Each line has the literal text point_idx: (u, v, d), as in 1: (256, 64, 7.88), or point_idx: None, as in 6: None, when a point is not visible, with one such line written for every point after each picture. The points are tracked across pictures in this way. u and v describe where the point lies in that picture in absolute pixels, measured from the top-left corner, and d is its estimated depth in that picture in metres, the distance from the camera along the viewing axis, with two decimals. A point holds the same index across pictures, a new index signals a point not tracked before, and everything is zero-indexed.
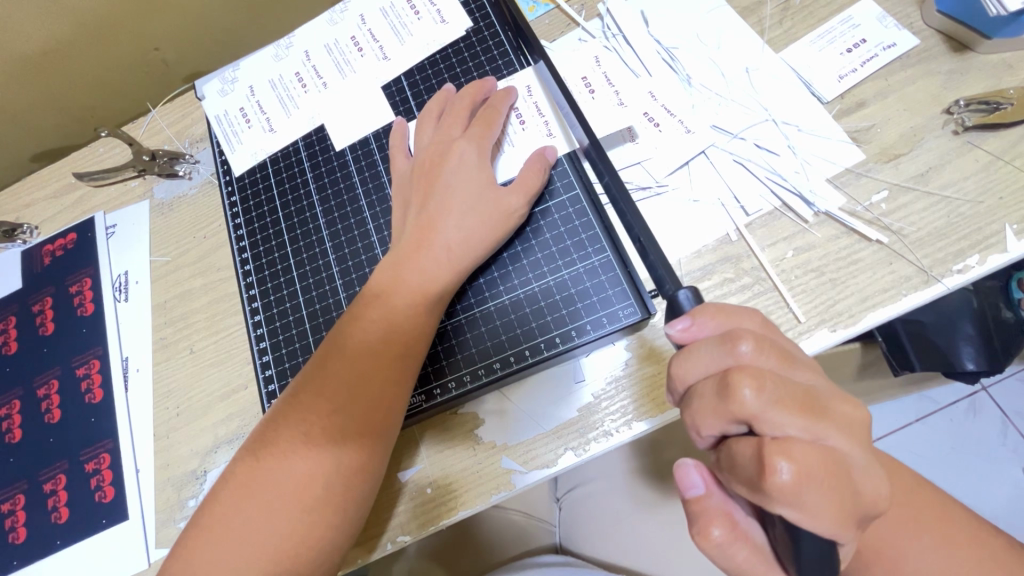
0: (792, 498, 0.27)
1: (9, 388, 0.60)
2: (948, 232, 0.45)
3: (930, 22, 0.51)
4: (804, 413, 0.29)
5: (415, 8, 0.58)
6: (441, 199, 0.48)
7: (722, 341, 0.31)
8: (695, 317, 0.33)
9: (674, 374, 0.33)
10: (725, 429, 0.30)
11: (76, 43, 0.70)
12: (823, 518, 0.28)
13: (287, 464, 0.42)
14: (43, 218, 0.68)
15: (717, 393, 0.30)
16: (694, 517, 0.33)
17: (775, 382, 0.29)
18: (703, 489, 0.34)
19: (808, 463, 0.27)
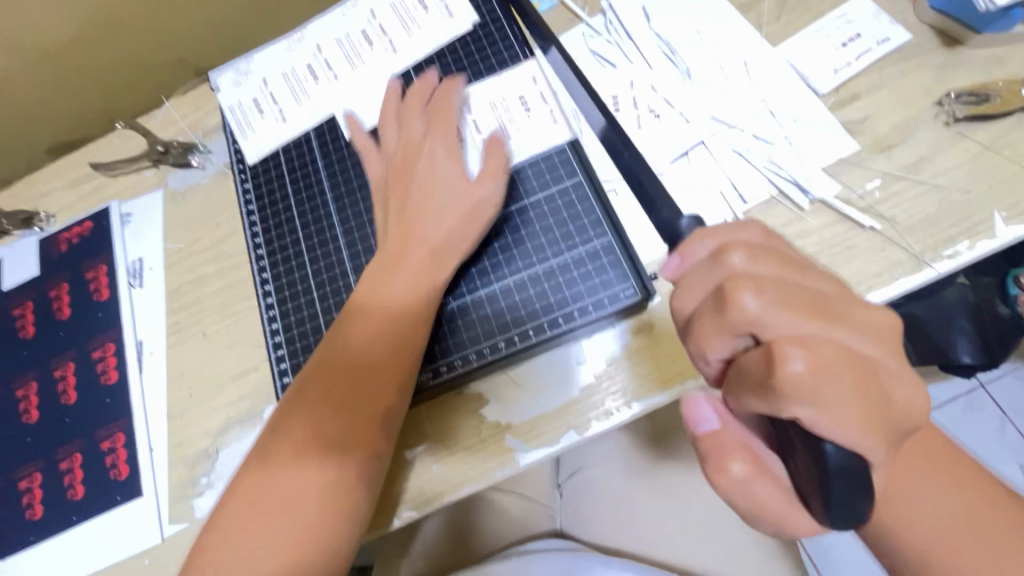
0: (811, 396, 0.26)
1: (26, 370, 0.62)
2: (939, 219, 0.47)
3: (923, 18, 0.52)
4: (810, 312, 0.28)
5: (424, 2, 0.60)
6: (417, 196, 0.50)
7: (712, 259, 0.31)
8: (684, 252, 0.33)
9: (672, 306, 0.33)
10: (732, 346, 0.30)
11: (92, 37, 0.72)
12: (845, 416, 0.26)
13: (295, 454, 0.44)
14: (60, 206, 0.70)
15: (716, 306, 0.29)
16: (707, 452, 0.32)
17: (775, 285, 0.28)
18: (718, 424, 0.32)
19: (821, 356, 0.26)
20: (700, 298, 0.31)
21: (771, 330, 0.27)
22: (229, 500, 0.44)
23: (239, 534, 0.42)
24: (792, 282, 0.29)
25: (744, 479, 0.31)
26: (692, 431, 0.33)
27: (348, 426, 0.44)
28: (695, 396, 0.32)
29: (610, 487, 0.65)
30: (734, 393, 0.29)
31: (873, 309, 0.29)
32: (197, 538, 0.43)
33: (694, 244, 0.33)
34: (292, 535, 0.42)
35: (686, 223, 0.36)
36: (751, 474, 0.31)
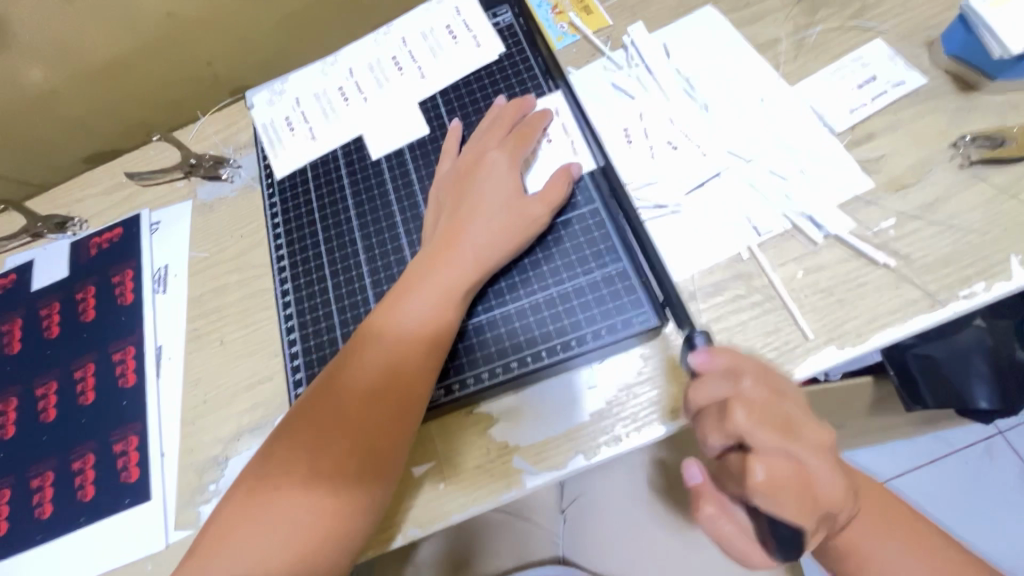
0: (767, 495, 0.33)
1: (47, 369, 0.63)
2: (954, 259, 0.47)
3: (938, 62, 0.54)
4: (781, 432, 0.34)
5: (453, 32, 0.63)
6: (472, 206, 0.51)
7: (726, 375, 0.37)
8: (701, 359, 0.38)
9: (688, 396, 0.38)
10: (722, 445, 0.35)
11: (136, 54, 0.76)
12: (792, 515, 0.33)
13: (319, 458, 0.43)
14: (93, 212, 0.73)
15: (716, 414, 0.35)
16: (689, 500, 0.38)
17: (760, 411, 0.34)
18: (702, 480, 0.37)
19: (778, 476, 0.33)
20: (707, 401, 0.36)
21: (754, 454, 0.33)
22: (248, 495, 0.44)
23: (258, 543, 0.41)
24: (777, 406, 0.35)
25: (732, 534, 0.36)
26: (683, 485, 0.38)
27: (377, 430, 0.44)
28: (688, 456, 0.38)
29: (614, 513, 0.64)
30: (730, 482, 0.36)
31: (823, 430, 0.36)
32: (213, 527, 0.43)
33: (711, 358, 0.38)
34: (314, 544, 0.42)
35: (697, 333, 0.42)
36: (720, 517, 0.36)
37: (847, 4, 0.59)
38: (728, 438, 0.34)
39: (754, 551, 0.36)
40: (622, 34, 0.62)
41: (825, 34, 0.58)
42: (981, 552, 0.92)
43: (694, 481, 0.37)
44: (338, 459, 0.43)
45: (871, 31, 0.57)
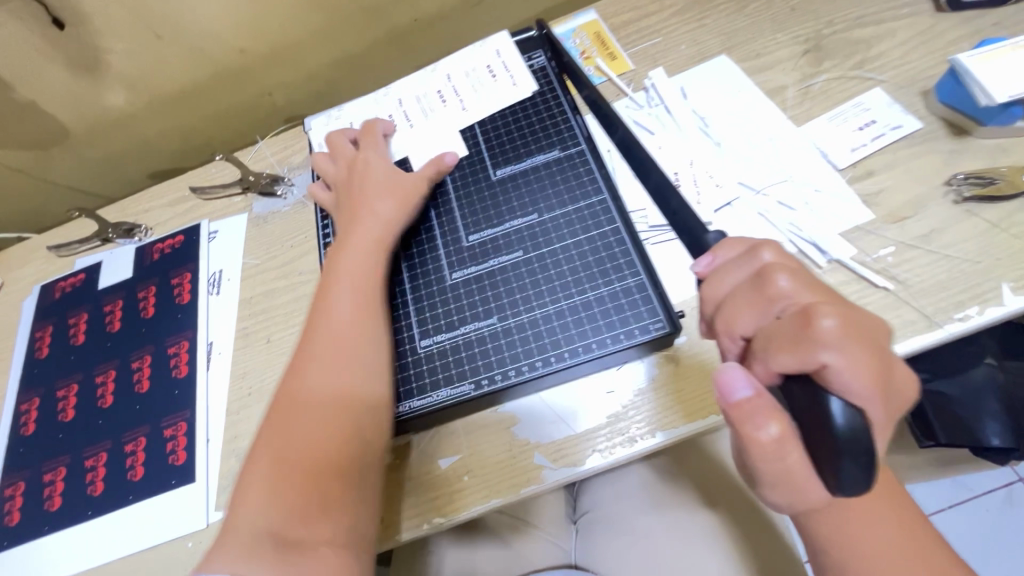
0: (842, 346, 0.27)
1: (108, 359, 0.69)
2: (950, 284, 0.51)
3: (933, 109, 0.59)
4: (827, 298, 0.31)
5: (493, 72, 0.70)
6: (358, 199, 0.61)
7: (746, 252, 0.34)
8: (716, 251, 0.35)
9: (708, 299, 0.35)
10: (759, 323, 0.32)
11: (206, 84, 0.85)
12: (864, 375, 0.28)
13: (300, 416, 0.49)
14: (158, 222, 0.80)
15: (753, 283, 0.32)
16: (740, 419, 0.29)
17: (803, 274, 0.32)
18: (752, 390, 0.29)
19: (848, 320, 0.29)
20: (734, 286, 0.33)
21: (800, 305, 0.31)
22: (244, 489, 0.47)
23: (266, 503, 0.45)
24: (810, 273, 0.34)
25: (776, 444, 0.28)
26: (723, 400, 0.30)
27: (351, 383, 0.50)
28: (729, 361, 0.30)
29: (628, 523, 0.66)
30: (759, 361, 0.30)
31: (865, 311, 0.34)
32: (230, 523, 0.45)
33: (724, 245, 0.35)
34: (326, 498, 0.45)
35: (714, 235, 0.41)
36: (785, 437, 0.28)
37: (848, 57, 0.65)
38: (768, 311, 0.31)
39: (806, 471, 0.29)
40: (644, 78, 0.69)
41: (829, 82, 0.64)
42: None
43: (738, 394, 0.29)
44: (320, 415, 0.49)
45: (871, 81, 0.63)
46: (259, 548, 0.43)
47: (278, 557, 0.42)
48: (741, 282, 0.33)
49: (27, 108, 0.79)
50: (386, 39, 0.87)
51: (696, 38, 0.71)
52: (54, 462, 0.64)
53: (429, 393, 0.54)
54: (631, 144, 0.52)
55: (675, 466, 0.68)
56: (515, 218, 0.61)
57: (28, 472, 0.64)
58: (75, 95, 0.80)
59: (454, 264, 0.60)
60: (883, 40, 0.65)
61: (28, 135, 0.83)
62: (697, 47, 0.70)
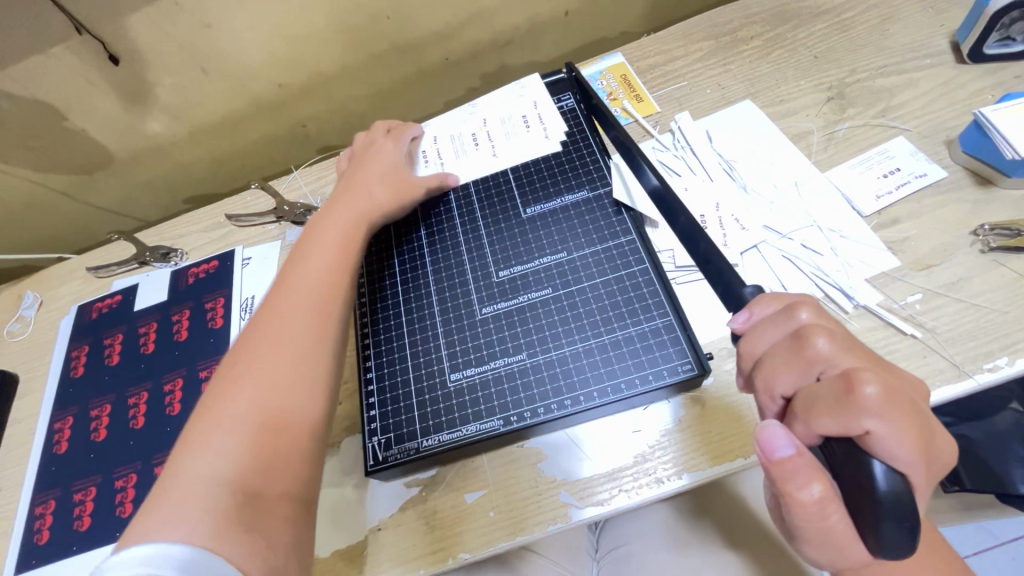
0: (882, 412, 0.28)
1: (140, 380, 0.71)
2: (978, 334, 0.51)
3: (957, 159, 0.60)
4: (868, 364, 0.32)
5: (527, 122, 0.73)
6: (354, 179, 0.66)
7: (784, 310, 0.35)
8: (753, 307, 0.36)
9: (746, 353, 0.36)
10: (798, 382, 0.33)
11: (245, 115, 0.89)
12: (908, 440, 0.28)
13: (282, 340, 0.48)
14: (193, 246, 0.83)
15: (792, 343, 0.33)
16: (779, 477, 0.30)
17: (843, 336, 0.33)
18: (794, 449, 0.30)
19: (889, 387, 0.29)
20: (772, 345, 0.34)
21: (840, 369, 0.31)
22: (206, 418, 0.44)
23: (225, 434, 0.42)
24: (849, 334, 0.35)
25: (817, 505, 0.29)
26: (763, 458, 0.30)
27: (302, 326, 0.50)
28: (770, 420, 0.30)
29: (651, 560, 0.65)
30: (797, 420, 0.31)
31: (901, 375, 0.35)
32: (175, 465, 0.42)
33: (762, 302, 0.36)
34: (302, 419, 0.45)
35: (751, 290, 0.41)
36: (827, 498, 0.28)
37: (871, 105, 0.67)
38: (807, 372, 0.32)
39: (849, 531, 0.29)
40: (669, 120, 0.72)
41: (853, 129, 0.65)
42: None
43: (781, 453, 0.29)
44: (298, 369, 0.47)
45: (894, 129, 0.64)
46: (213, 500, 0.39)
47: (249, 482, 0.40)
48: (780, 340, 0.34)
49: (76, 136, 0.83)
50: (418, 75, 0.91)
51: (721, 83, 0.73)
52: (85, 481, 0.65)
53: (458, 427, 0.55)
54: (661, 183, 0.53)
55: (698, 503, 0.68)
56: (544, 256, 0.62)
57: (59, 491, 0.65)
58: (122, 124, 0.83)
59: (485, 300, 0.61)
60: (906, 89, 0.67)
61: (75, 161, 0.87)
62: (722, 92, 0.72)
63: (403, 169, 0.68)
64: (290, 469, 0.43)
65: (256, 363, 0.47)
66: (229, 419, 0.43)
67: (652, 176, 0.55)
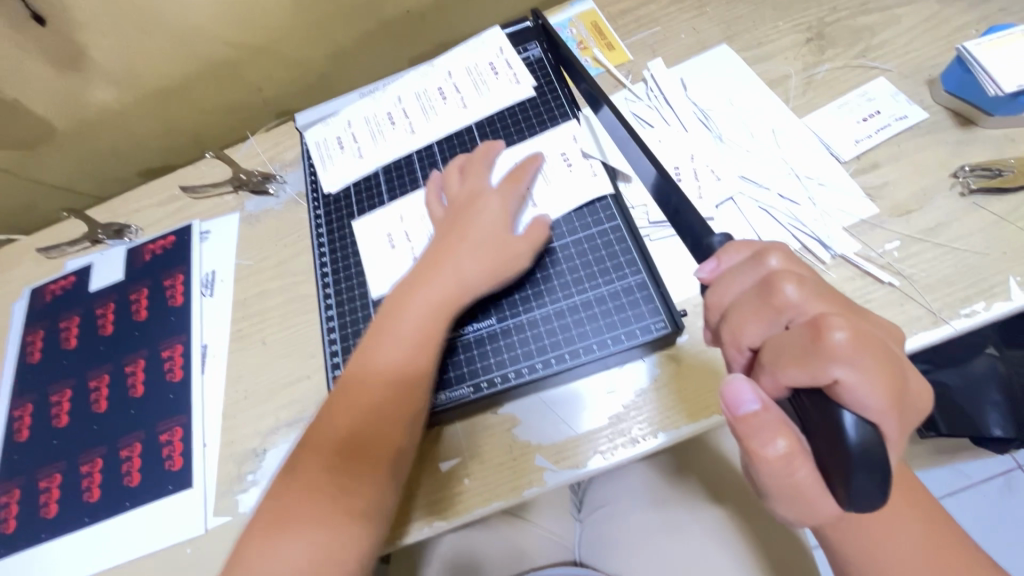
0: (852, 358, 0.27)
1: (101, 363, 0.68)
2: (956, 279, 0.50)
3: (938, 99, 0.58)
4: (840, 309, 0.31)
5: (495, 68, 0.68)
6: (455, 233, 0.55)
7: (752, 259, 0.34)
8: (720, 256, 0.35)
9: (714, 304, 0.35)
10: (767, 333, 0.31)
11: (195, 79, 0.83)
12: (881, 386, 0.27)
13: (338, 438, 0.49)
14: (148, 222, 0.79)
15: (759, 292, 0.32)
16: (747, 433, 0.29)
17: (812, 282, 0.32)
18: (759, 403, 0.29)
19: (860, 331, 0.28)
20: (740, 294, 0.33)
21: (809, 316, 0.30)
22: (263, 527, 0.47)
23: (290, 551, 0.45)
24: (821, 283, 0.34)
25: (783, 459, 0.28)
26: (731, 414, 0.30)
27: (331, 492, 0.47)
28: (737, 375, 0.29)
29: (632, 521, 0.66)
30: (767, 373, 0.30)
31: (875, 320, 0.34)
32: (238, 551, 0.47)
33: (730, 251, 0.35)
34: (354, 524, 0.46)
35: (719, 240, 0.39)
36: (793, 452, 0.28)
37: (852, 45, 0.63)
38: (776, 322, 0.31)
39: (819, 485, 0.28)
40: (642, 69, 0.68)
41: (832, 72, 0.62)
42: None
43: (747, 408, 0.29)
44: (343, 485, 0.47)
45: (875, 69, 0.62)
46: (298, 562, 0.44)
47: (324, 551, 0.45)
48: (749, 288, 0.33)
49: (12, 107, 0.77)
50: (378, 30, 0.85)
51: (696, 27, 0.69)
52: (49, 468, 0.63)
53: None
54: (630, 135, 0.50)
55: (678, 461, 0.68)
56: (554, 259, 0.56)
57: (23, 479, 0.63)
58: (61, 92, 0.78)
59: None
60: (887, 27, 0.64)
61: (14, 134, 0.81)
62: (697, 37, 0.68)
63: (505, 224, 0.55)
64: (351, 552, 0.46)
65: (297, 513, 0.46)
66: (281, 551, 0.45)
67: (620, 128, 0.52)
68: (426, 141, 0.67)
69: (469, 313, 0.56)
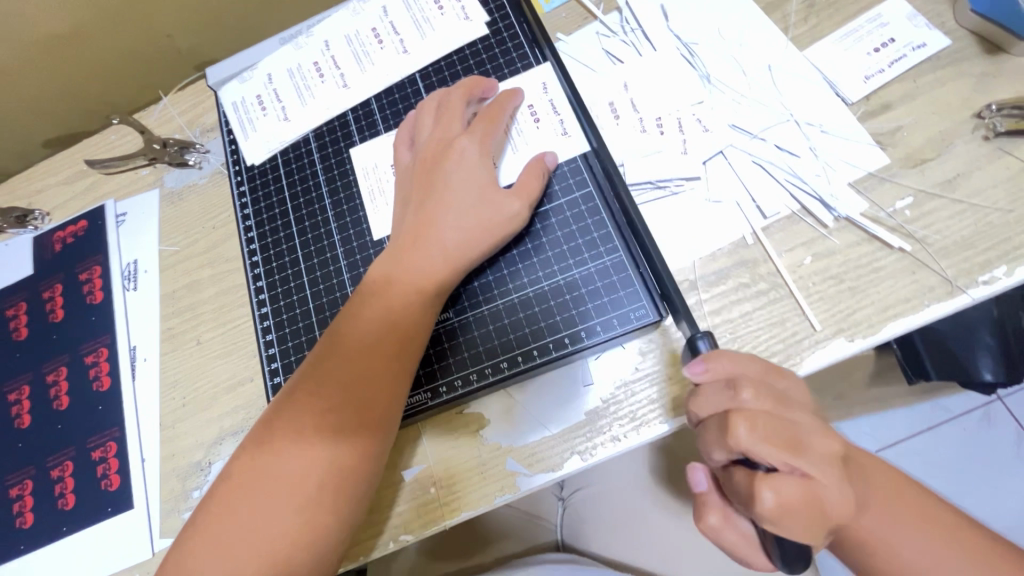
0: (777, 522, 0.31)
1: (17, 374, 0.60)
2: (975, 241, 0.44)
3: (963, 21, 0.49)
4: (788, 447, 0.31)
5: (439, 3, 0.58)
6: (430, 200, 0.48)
7: (724, 387, 0.34)
8: (708, 362, 0.35)
9: (690, 407, 0.36)
10: (726, 458, 0.34)
11: (87, 28, 0.70)
12: (802, 539, 0.31)
13: (299, 428, 0.43)
14: (55, 205, 0.68)
15: (718, 427, 0.33)
16: (696, 506, 0.38)
17: (765, 424, 0.31)
18: (705, 488, 0.38)
19: (788, 496, 0.31)
20: (710, 414, 0.34)
21: (760, 458, 0.31)
22: (206, 525, 0.42)
23: (236, 550, 0.40)
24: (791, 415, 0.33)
25: (720, 523, 0.37)
26: (689, 488, 0.39)
27: (305, 462, 0.42)
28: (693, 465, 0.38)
29: (618, 501, 0.64)
30: (724, 487, 0.35)
31: (828, 439, 0.33)
32: (179, 550, 0.42)
33: (714, 363, 0.34)
34: (309, 528, 0.41)
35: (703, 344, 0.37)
36: (722, 524, 0.37)
37: None
38: (730, 453, 0.33)
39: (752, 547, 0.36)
40: None
41: None
42: (977, 517, 0.92)
43: (697, 490, 0.38)
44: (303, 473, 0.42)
45: None
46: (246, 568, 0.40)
47: (272, 553, 0.40)
48: (715, 415, 0.34)
49: None
50: None
51: None
52: None
53: None
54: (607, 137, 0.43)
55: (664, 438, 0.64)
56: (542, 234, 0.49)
57: None
58: None
59: None
60: None
61: None
62: None
63: (489, 178, 0.48)
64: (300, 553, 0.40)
65: (249, 501, 0.41)
66: (229, 550, 0.40)
67: (591, 108, 0.47)
68: (362, 97, 0.58)
69: (449, 298, 0.49)
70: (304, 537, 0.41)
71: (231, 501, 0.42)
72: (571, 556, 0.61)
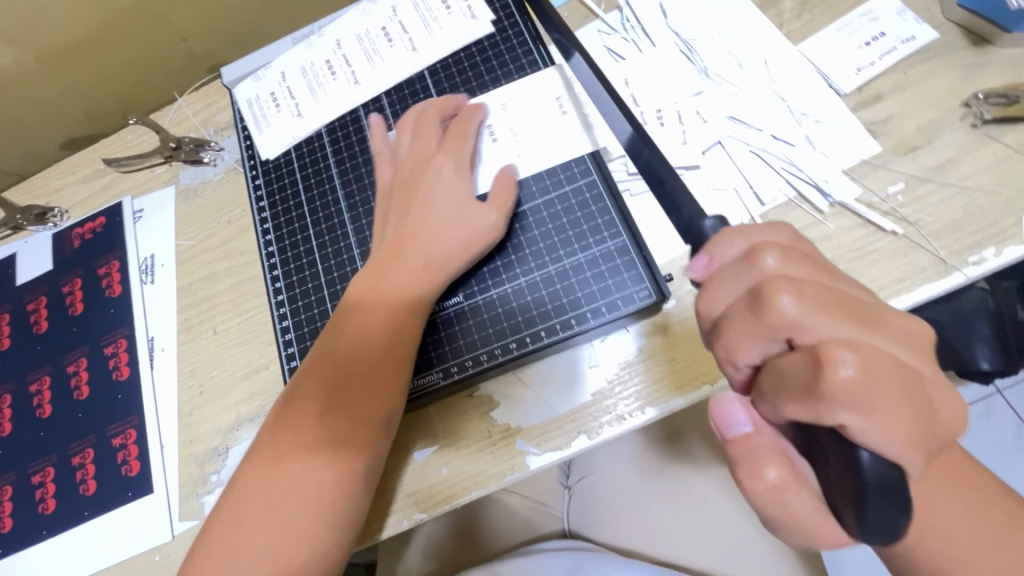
0: (860, 403, 0.25)
1: (38, 365, 0.62)
2: (965, 224, 0.45)
3: (950, 15, 0.51)
4: (850, 318, 0.27)
5: (446, 3, 0.60)
6: (437, 191, 0.50)
7: (744, 257, 0.30)
8: (713, 252, 0.31)
9: (699, 310, 0.32)
10: (765, 351, 0.28)
11: (105, 32, 0.72)
12: (892, 437, 0.25)
13: (323, 412, 0.45)
14: (73, 202, 0.70)
15: (751, 307, 0.28)
16: (739, 458, 0.29)
17: (814, 289, 0.27)
18: (751, 427, 0.29)
19: (870, 362, 0.25)
20: (732, 303, 0.30)
21: (810, 330, 0.27)
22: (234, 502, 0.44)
23: (267, 527, 0.43)
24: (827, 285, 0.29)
25: (776, 489, 0.28)
26: (721, 433, 0.30)
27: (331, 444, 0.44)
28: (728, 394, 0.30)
29: (624, 486, 0.65)
30: (767, 402, 0.28)
31: (901, 320, 0.29)
32: (211, 527, 0.44)
33: (723, 245, 0.31)
34: (335, 505, 0.43)
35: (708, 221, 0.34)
36: (784, 483, 0.28)
37: None
38: (775, 339, 0.27)
39: (821, 513, 0.28)
40: None
41: None
42: None
43: (737, 430, 0.29)
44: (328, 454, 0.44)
45: None
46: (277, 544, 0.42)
47: (301, 530, 0.42)
48: (739, 297, 0.29)
49: None
50: None
51: None
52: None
53: None
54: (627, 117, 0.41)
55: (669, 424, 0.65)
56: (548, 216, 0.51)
57: None
58: None
59: None
60: None
61: None
62: None
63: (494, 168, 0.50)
64: (329, 529, 0.43)
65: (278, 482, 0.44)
66: (261, 527, 0.43)
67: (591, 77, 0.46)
68: (373, 92, 0.60)
69: (460, 282, 0.51)
70: (330, 508, 0.43)
71: (259, 481, 0.44)
72: (572, 544, 0.62)
